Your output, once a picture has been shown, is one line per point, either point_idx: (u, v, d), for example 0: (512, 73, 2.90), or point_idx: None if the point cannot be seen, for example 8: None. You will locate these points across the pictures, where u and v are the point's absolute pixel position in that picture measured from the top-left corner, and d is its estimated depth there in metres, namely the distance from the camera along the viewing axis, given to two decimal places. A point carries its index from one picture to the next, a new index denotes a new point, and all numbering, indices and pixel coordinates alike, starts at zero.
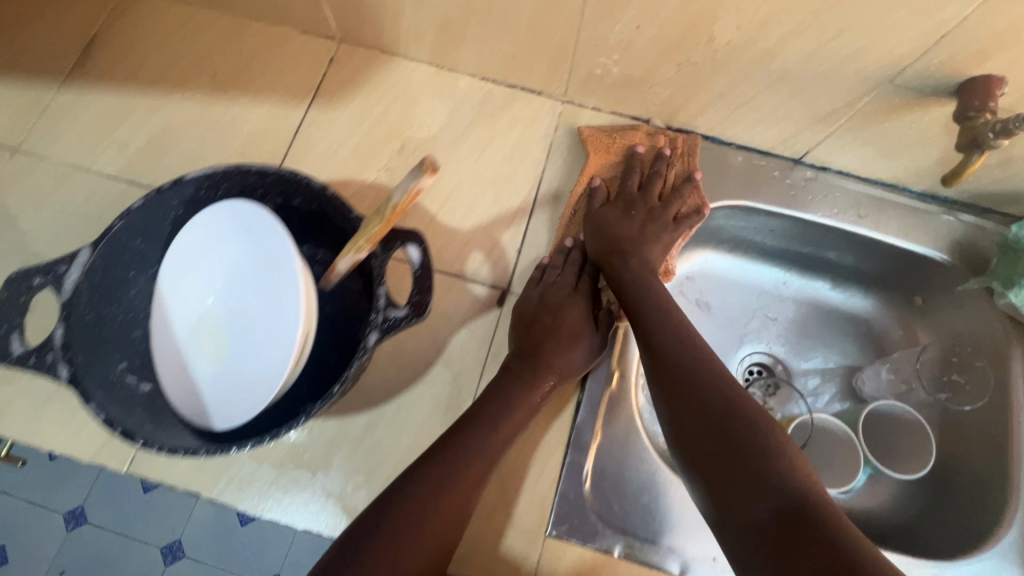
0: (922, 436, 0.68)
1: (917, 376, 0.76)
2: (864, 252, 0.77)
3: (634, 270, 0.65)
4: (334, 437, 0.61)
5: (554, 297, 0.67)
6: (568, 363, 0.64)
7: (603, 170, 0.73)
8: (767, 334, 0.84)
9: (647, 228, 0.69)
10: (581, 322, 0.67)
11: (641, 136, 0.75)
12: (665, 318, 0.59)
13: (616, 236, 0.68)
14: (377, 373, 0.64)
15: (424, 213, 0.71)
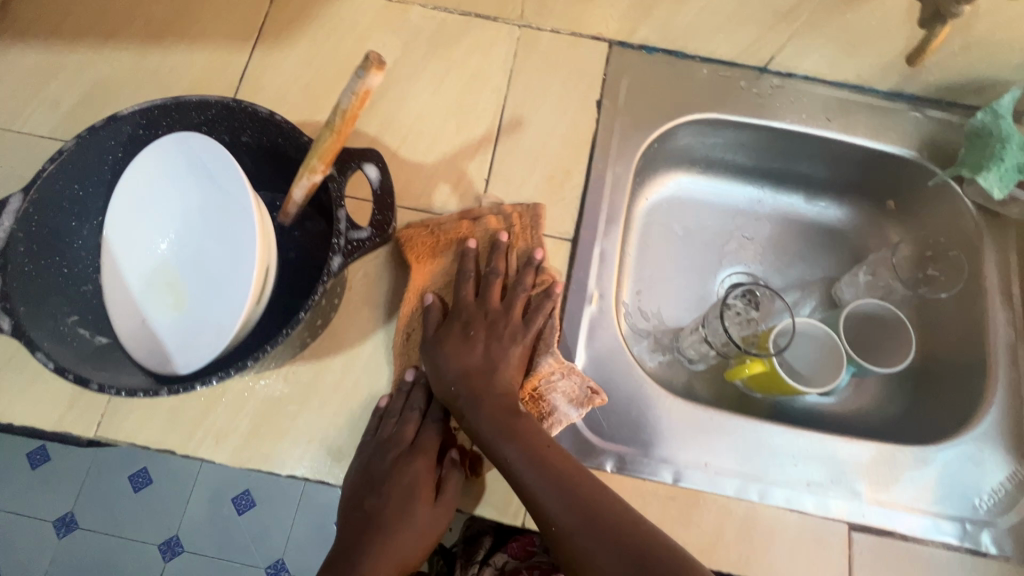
0: (894, 323, 0.68)
1: (895, 276, 0.75)
2: (834, 158, 0.76)
3: (483, 418, 0.55)
4: (311, 382, 0.59)
5: (382, 463, 0.57)
6: (403, 549, 0.56)
7: (437, 279, 0.64)
8: (746, 253, 0.83)
9: (482, 352, 0.58)
10: (420, 486, 0.57)
11: (468, 224, 0.64)
12: (554, 487, 0.51)
13: (446, 373, 0.58)
14: (349, 313, 0.62)
15: (385, 150, 0.69)
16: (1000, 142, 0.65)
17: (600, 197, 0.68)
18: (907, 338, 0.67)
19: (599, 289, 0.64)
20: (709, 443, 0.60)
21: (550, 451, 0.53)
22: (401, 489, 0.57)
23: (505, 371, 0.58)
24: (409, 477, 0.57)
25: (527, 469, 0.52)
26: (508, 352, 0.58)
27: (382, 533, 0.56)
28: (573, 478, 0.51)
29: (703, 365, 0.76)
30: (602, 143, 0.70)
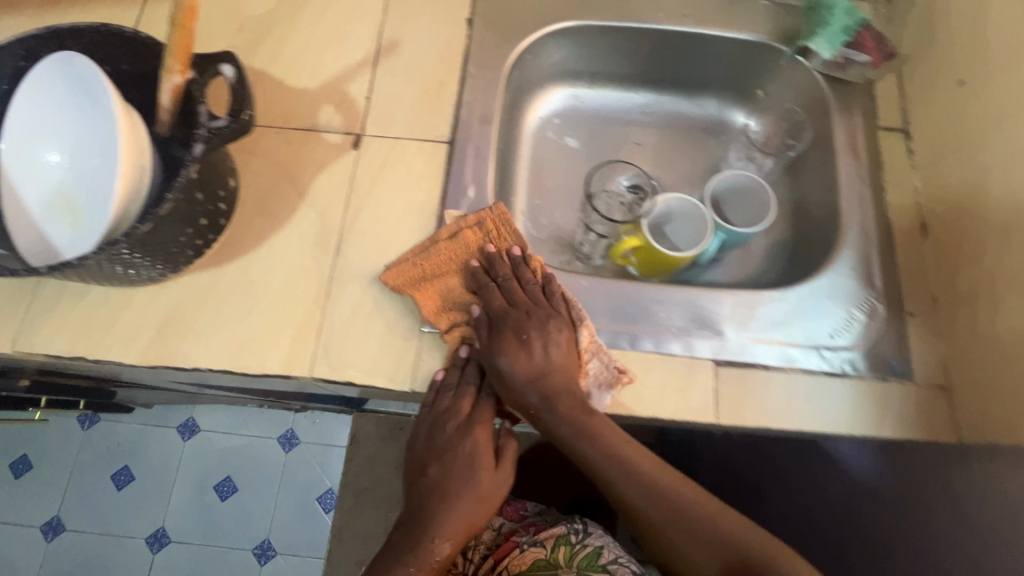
0: (753, 189, 0.76)
1: (756, 149, 0.84)
2: (699, 54, 0.82)
3: (561, 416, 0.60)
4: (210, 287, 0.64)
5: (444, 435, 0.63)
6: (465, 515, 0.61)
7: (453, 294, 0.65)
8: (636, 156, 0.88)
9: (537, 351, 0.62)
10: (477, 458, 0.63)
11: (466, 237, 0.65)
12: (640, 486, 0.57)
13: (510, 376, 0.62)
14: (244, 223, 0.67)
15: (271, 81, 0.74)
16: (828, 10, 0.72)
17: (473, 103, 0.73)
18: (763, 195, 0.75)
19: (476, 181, 0.70)
20: (585, 307, 0.65)
21: (629, 446, 0.59)
22: (466, 467, 0.62)
23: (559, 369, 0.62)
24: (467, 446, 0.63)
25: (615, 466, 0.58)
26: (559, 347, 0.62)
27: (441, 499, 0.61)
28: (655, 477, 0.58)
29: (598, 255, 0.81)
30: (473, 54, 0.75)
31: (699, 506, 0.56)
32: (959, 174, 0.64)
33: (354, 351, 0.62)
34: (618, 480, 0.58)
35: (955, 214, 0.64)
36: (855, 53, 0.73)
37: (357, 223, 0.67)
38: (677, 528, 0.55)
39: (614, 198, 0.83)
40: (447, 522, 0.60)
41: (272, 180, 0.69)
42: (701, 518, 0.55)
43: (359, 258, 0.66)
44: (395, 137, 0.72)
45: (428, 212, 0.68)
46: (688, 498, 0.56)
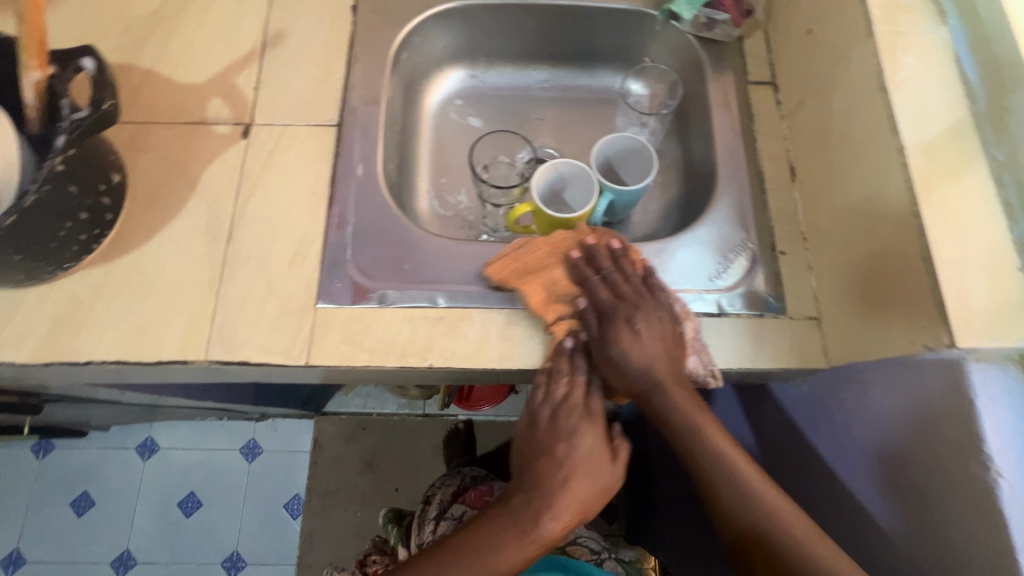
0: (635, 147, 0.79)
1: (640, 113, 0.86)
2: (584, 25, 0.85)
3: (676, 409, 0.60)
4: (100, 282, 0.65)
5: (565, 421, 0.61)
6: (581, 500, 0.59)
7: (557, 285, 0.64)
8: (539, 129, 0.91)
9: (654, 344, 0.61)
10: (596, 450, 0.60)
11: (562, 239, 0.67)
12: (730, 485, 0.58)
13: (629, 366, 0.61)
14: (133, 217, 0.68)
15: (159, 78, 0.75)
16: None
17: (359, 86, 0.75)
18: (644, 151, 0.78)
19: (365, 161, 0.72)
20: (473, 273, 0.67)
21: (729, 446, 0.60)
22: (589, 458, 0.60)
23: (673, 362, 0.62)
24: (587, 436, 0.60)
25: (715, 464, 0.59)
26: (664, 340, 0.62)
27: (557, 483, 0.59)
28: (746, 473, 0.58)
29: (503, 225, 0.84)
30: (358, 40, 0.78)
31: (771, 499, 0.56)
32: (813, 120, 0.68)
33: (249, 331, 0.64)
34: (713, 479, 0.58)
35: (812, 157, 0.68)
36: (716, 13, 0.78)
37: (247, 209, 0.69)
38: (746, 518, 0.56)
39: (511, 170, 0.86)
40: (560, 506, 0.58)
41: (161, 174, 0.70)
42: (768, 510, 0.56)
43: (252, 242, 0.67)
44: (284, 125, 0.73)
45: (318, 193, 0.70)
46: (769, 492, 0.57)
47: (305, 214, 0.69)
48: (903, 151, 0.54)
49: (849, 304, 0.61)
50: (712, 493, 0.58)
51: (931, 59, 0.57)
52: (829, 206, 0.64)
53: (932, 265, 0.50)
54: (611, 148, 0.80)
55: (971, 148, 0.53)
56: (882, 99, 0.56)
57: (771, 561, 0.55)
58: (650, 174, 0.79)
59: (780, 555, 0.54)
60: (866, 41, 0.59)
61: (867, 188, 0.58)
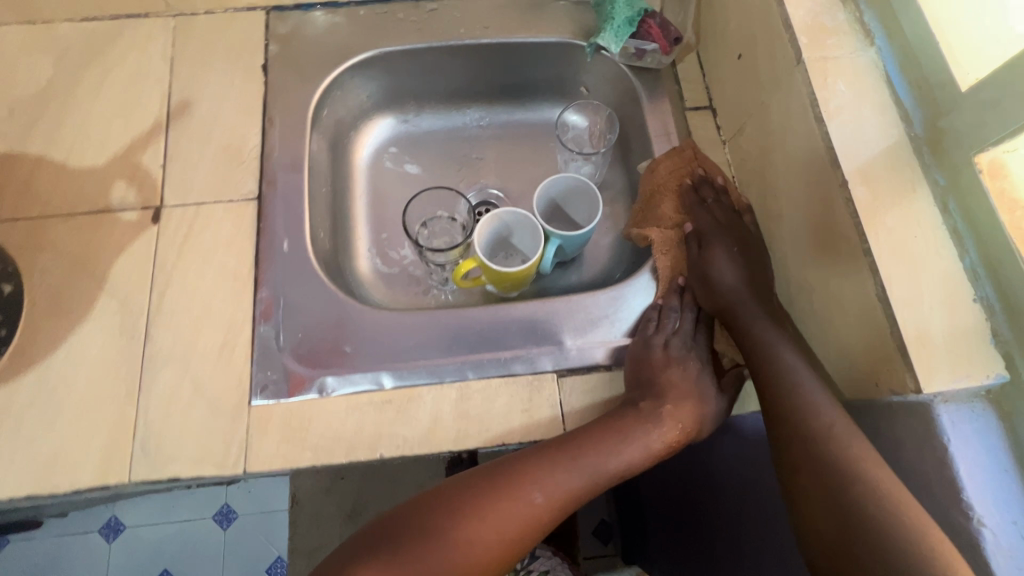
0: (576, 185, 0.75)
1: (579, 148, 0.81)
2: (514, 59, 0.81)
3: (762, 326, 0.60)
4: (0, 407, 0.58)
5: (676, 347, 0.65)
6: (693, 418, 0.63)
7: (669, 214, 0.71)
8: (481, 170, 0.87)
9: (748, 266, 0.64)
10: (700, 380, 0.65)
11: (687, 162, 0.70)
12: (788, 391, 0.55)
13: (720, 283, 0.64)
14: (33, 328, 0.61)
15: (52, 164, 0.68)
16: (610, 3, 0.72)
17: (277, 153, 0.70)
18: (587, 189, 0.75)
19: (290, 234, 0.66)
20: (419, 345, 0.63)
21: (810, 378, 0.55)
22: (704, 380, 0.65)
23: (765, 284, 0.64)
24: (693, 364, 0.66)
25: (776, 371, 0.57)
26: (755, 266, 0.64)
27: (677, 396, 0.63)
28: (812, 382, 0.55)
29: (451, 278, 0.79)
30: (273, 103, 0.72)
31: (821, 407, 0.53)
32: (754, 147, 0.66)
33: (177, 442, 0.57)
34: (775, 385, 0.56)
35: (760, 186, 0.66)
36: (644, 43, 0.73)
37: (164, 302, 0.63)
38: (801, 447, 0.52)
39: (453, 224, 0.82)
40: (683, 415, 0.62)
41: (62, 274, 0.63)
42: (830, 425, 0.52)
43: (172, 339, 0.61)
44: (198, 203, 0.67)
45: (242, 276, 0.64)
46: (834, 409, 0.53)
47: (230, 300, 0.63)
48: (846, 184, 0.52)
49: (808, 314, 0.60)
50: (770, 403, 0.56)
51: (863, 83, 0.55)
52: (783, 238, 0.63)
53: (888, 305, 0.48)
54: (551, 190, 0.76)
55: (914, 174, 0.52)
56: (819, 129, 0.54)
57: (808, 466, 0.52)
58: (598, 210, 0.74)
59: (830, 480, 0.50)
60: (795, 69, 0.57)
61: (816, 220, 0.56)
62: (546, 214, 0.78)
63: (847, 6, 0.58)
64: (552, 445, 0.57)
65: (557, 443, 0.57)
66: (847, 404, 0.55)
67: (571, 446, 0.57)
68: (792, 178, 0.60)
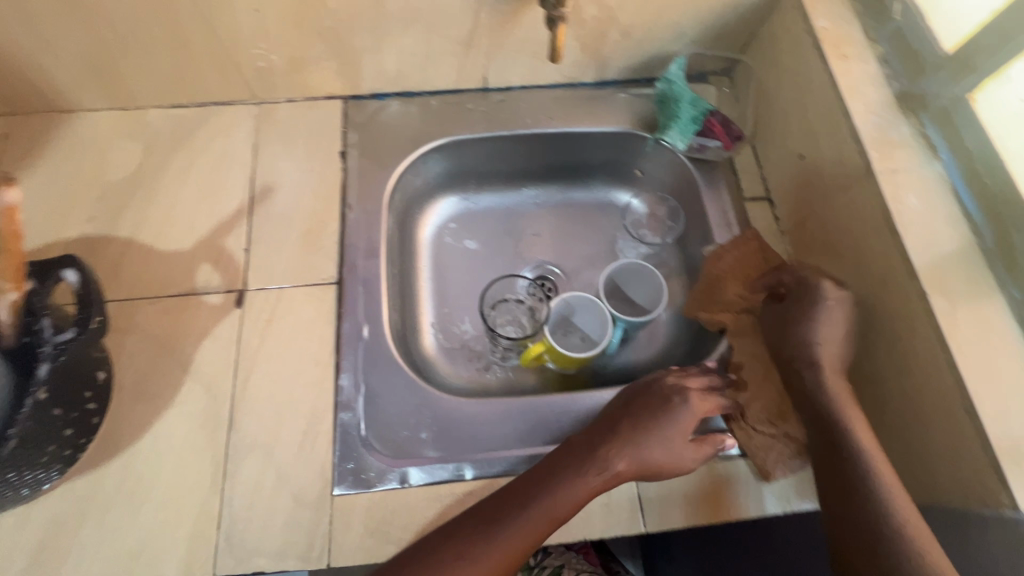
0: (638, 269, 0.79)
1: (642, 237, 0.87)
2: (575, 145, 0.85)
3: (829, 385, 0.60)
4: (86, 495, 0.58)
5: (658, 390, 0.61)
6: (643, 450, 0.57)
7: (734, 293, 0.71)
8: (539, 246, 0.88)
9: (836, 324, 0.61)
10: (658, 410, 0.59)
11: (755, 244, 0.72)
12: (851, 471, 0.55)
13: (798, 341, 0.63)
14: (120, 414, 0.62)
15: (140, 247, 0.71)
16: (676, 102, 0.76)
17: (356, 239, 0.73)
18: (651, 274, 0.79)
19: (370, 319, 0.68)
20: (498, 436, 0.64)
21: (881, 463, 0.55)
22: (663, 415, 0.59)
23: (848, 344, 0.62)
24: (659, 398, 0.60)
25: (843, 452, 0.56)
26: (843, 324, 0.62)
27: (625, 427, 0.58)
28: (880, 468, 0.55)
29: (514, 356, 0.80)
30: (352, 189, 0.76)
31: (892, 498, 0.53)
32: (821, 242, 0.68)
33: (261, 533, 0.58)
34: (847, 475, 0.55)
35: None
36: (706, 140, 0.77)
37: (248, 388, 0.64)
38: (851, 524, 0.53)
39: (519, 307, 0.84)
40: (627, 450, 0.56)
41: (149, 358, 0.65)
42: (893, 519, 0.52)
43: (256, 426, 0.62)
44: (280, 287, 0.69)
45: (323, 361, 0.66)
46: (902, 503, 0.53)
47: (312, 386, 0.64)
48: (926, 296, 0.54)
49: (891, 414, 0.59)
50: (835, 484, 0.56)
51: (934, 196, 0.58)
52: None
53: (979, 419, 0.49)
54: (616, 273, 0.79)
55: (991, 286, 0.54)
56: (894, 239, 0.57)
57: (859, 549, 0.52)
58: (662, 296, 0.78)
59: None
60: (866, 179, 0.60)
61: (892, 326, 0.58)
62: (610, 295, 0.80)
63: (911, 120, 0.62)
64: (503, 491, 0.54)
65: (505, 488, 0.55)
66: (930, 514, 0.56)
67: (519, 490, 0.54)
68: (863, 282, 0.62)
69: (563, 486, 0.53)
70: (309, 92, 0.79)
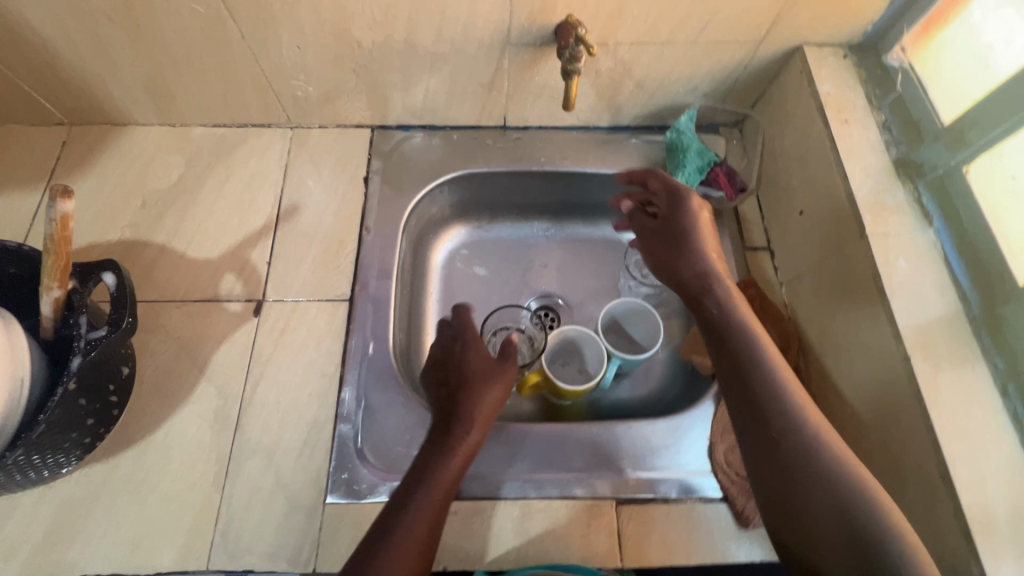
0: (638, 309, 0.82)
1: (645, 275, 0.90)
2: (586, 184, 0.89)
3: (721, 293, 0.64)
4: (99, 481, 0.63)
5: (455, 359, 0.66)
6: (474, 408, 0.62)
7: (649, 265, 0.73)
8: (544, 278, 0.92)
9: (691, 233, 0.68)
10: (468, 371, 0.65)
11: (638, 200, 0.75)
12: (755, 374, 0.57)
13: (684, 264, 0.67)
14: (139, 408, 0.67)
15: (173, 253, 0.76)
16: (683, 152, 0.80)
17: (370, 260, 0.77)
18: (650, 314, 0.80)
19: (376, 337, 0.72)
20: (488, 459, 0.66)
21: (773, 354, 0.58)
22: (476, 346, 0.66)
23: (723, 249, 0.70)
24: (464, 362, 0.65)
25: (744, 353, 0.58)
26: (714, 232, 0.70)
27: (447, 397, 0.64)
28: (778, 370, 0.57)
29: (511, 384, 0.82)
30: (371, 213, 0.80)
31: (790, 391, 0.55)
32: (813, 296, 0.70)
33: (254, 533, 0.61)
34: (757, 396, 0.56)
35: (816, 337, 0.69)
36: (711, 189, 0.80)
37: (257, 393, 0.68)
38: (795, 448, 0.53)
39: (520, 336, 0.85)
40: (469, 419, 0.62)
41: (170, 357, 0.70)
42: (800, 422, 0.53)
43: (260, 430, 0.66)
44: (296, 300, 0.74)
45: (329, 373, 0.70)
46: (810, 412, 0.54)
47: (316, 395, 0.68)
48: (909, 359, 0.55)
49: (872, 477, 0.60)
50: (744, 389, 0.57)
51: (923, 262, 0.60)
52: (829, 398, 0.66)
53: (953, 486, 0.50)
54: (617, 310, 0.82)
55: (974, 353, 0.55)
56: (882, 301, 0.59)
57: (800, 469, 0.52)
58: (659, 335, 0.80)
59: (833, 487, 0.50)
60: (859, 241, 0.62)
61: (876, 387, 0.59)
62: (608, 328, 0.84)
63: (908, 186, 0.64)
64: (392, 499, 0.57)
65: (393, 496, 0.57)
66: None
67: (402, 495, 0.56)
68: (848, 340, 0.63)
69: (435, 474, 0.57)
70: (340, 120, 0.85)
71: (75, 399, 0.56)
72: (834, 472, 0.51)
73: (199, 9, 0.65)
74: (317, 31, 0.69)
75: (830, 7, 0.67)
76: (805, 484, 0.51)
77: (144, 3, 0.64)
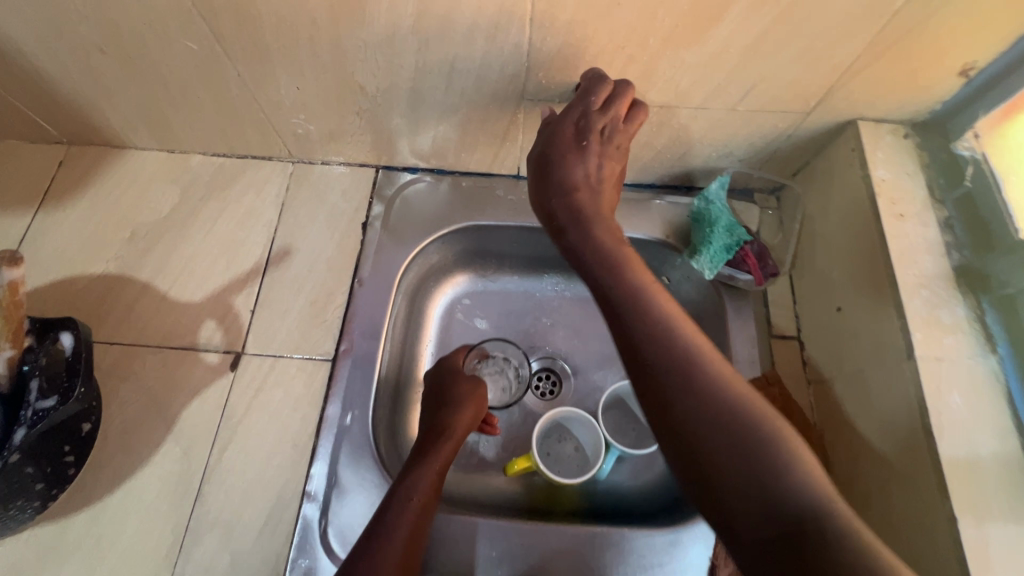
0: None
1: None
2: None
3: (595, 235, 0.57)
4: (50, 543, 0.59)
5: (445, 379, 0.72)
6: (458, 418, 0.67)
7: None
8: (547, 339, 0.85)
9: (569, 161, 0.59)
10: (455, 390, 0.71)
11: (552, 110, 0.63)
12: (631, 317, 0.50)
13: (559, 194, 0.60)
14: (100, 465, 0.63)
15: (155, 292, 0.72)
16: (710, 226, 0.71)
17: (358, 318, 0.72)
18: None
19: (355, 404, 0.67)
20: (463, 558, 0.61)
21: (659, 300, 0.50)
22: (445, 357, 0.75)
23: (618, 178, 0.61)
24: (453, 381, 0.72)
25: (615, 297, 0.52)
26: (611, 156, 0.60)
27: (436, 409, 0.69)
28: (667, 320, 0.49)
29: (489, 450, 0.77)
30: (366, 263, 0.75)
31: (678, 336, 0.47)
32: (843, 409, 0.61)
33: None
34: (637, 343, 0.48)
35: (844, 455, 0.60)
36: (738, 271, 0.71)
37: (224, 458, 0.64)
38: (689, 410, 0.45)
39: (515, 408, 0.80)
40: (449, 425, 0.66)
41: (139, 410, 0.66)
42: (688, 368, 0.46)
43: (222, 501, 0.62)
44: (276, 356, 0.69)
45: (301, 443, 0.65)
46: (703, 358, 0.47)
47: (285, 467, 0.64)
48: (956, 518, 0.47)
49: None
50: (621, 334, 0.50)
51: (980, 398, 0.51)
52: None
53: None
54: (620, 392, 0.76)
55: None
56: (926, 441, 0.51)
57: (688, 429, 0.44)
58: None
59: (745, 458, 0.42)
60: (904, 361, 0.54)
61: (908, 538, 0.52)
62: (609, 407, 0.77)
63: (969, 299, 0.56)
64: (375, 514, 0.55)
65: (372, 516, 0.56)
66: None
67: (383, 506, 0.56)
68: (881, 469, 0.55)
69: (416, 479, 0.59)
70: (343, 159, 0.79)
71: (21, 467, 0.52)
72: (749, 438, 0.42)
73: (193, 46, 0.60)
74: (317, 74, 0.63)
75: (895, 83, 0.59)
76: (677, 407, 0.45)
77: (134, 36, 0.60)
